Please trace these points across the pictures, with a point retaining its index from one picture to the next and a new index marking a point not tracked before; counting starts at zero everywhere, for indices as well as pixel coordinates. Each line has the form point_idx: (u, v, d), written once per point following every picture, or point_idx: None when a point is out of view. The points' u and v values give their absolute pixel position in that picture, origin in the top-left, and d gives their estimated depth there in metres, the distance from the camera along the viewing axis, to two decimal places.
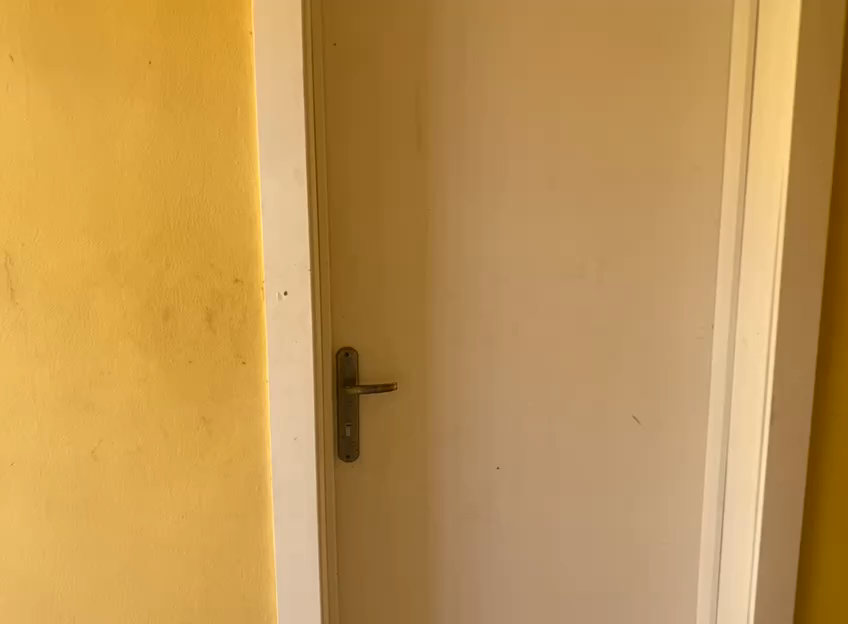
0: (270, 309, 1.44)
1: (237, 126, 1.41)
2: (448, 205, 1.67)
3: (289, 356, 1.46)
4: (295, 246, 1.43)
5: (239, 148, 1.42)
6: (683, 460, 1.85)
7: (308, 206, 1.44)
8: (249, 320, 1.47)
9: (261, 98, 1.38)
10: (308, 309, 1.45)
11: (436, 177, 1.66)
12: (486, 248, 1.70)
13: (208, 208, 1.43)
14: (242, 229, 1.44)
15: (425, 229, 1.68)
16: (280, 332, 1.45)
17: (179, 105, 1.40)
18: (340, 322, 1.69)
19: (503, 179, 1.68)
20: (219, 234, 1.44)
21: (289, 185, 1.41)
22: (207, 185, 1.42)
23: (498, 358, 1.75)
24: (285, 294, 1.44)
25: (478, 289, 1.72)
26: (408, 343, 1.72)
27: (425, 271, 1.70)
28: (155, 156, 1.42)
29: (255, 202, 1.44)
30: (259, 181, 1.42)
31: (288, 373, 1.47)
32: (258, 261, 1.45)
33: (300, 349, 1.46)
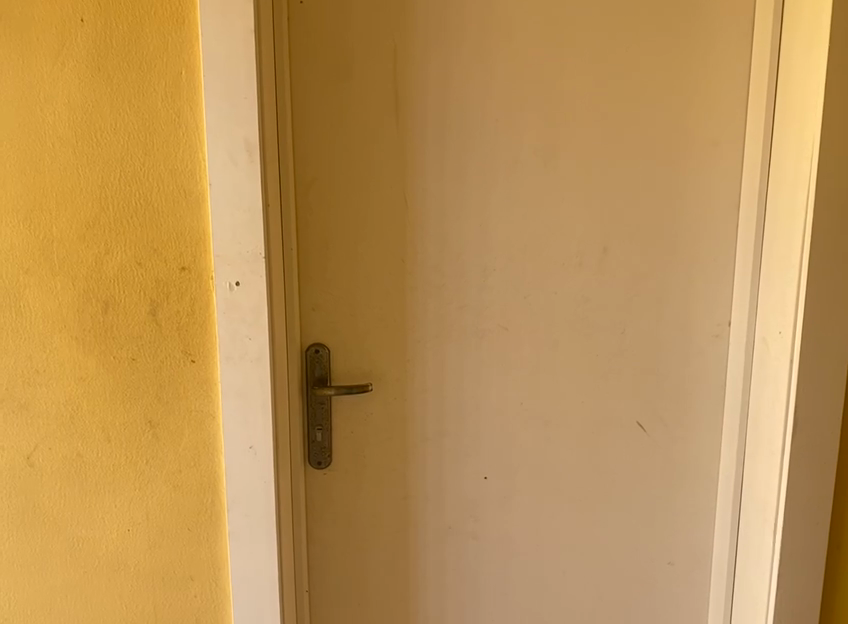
0: (220, 301, 1.28)
1: (181, 93, 1.24)
2: (429, 185, 1.49)
3: (241, 354, 1.30)
4: (248, 230, 1.26)
5: (184, 119, 1.25)
6: (693, 471, 1.66)
7: (263, 185, 1.27)
8: (198, 313, 1.31)
9: (207, 61, 1.21)
10: (263, 302, 1.28)
11: (416, 154, 1.48)
12: (472, 233, 1.52)
13: (151, 187, 1.27)
14: (188, 211, 1.28)
15: (404, 212, 1.50)
16: (232, 327, 1.29)
17: (116, 70, 1.24)
18: (309, 316, 1.52)
19: (491, 156, 1.49)
20: (164, 216, 1.28)
21: (240, 160, 1.24)
22: (150, 161, 1.26)
23: (486, 356, 1.57)
24: (236, 284, 1.28)
25: (463, 279, 1.53)
26: (385, 340, 1.55)
27: (404, 259, 1.51)
28: (91, 127, 1.25)
29: (203, 180, 1.27)
30: (206, 156, 1.25)
31: (242, 373, 1.31)
32: (206, 247, 1.29)
33: (255, 346, 1.30)
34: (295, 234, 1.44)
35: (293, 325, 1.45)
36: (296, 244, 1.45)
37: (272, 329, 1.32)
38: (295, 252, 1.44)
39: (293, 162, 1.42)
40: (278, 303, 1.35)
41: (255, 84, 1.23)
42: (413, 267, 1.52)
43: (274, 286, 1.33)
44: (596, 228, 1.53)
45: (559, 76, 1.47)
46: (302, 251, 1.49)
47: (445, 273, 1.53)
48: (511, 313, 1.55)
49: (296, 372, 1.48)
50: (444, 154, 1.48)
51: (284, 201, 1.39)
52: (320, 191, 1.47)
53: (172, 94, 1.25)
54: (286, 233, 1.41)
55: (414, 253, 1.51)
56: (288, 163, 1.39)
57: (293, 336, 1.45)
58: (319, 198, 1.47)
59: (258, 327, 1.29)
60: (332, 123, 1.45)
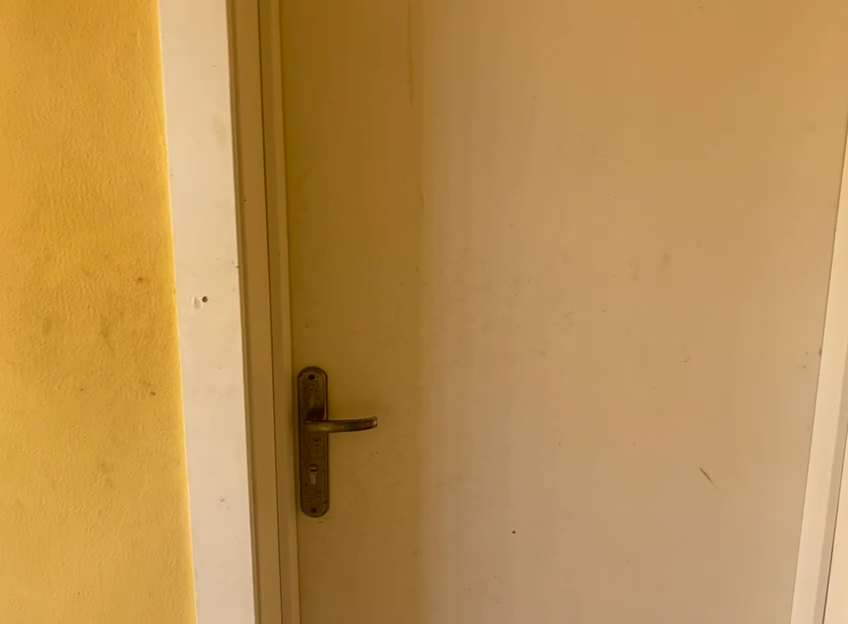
0: (185, 321, 1.04)
1: (136, 60, 0.99)
2: (448, 177, 1.21)
3: (211, 386, 1.05)
4: (216, 235, 1.01)
5: (139, 93, 1.00)
6: (769, 529, 1.37)
7: (237, 177, 1.01)
8: (159, 335, 1.06)
9: (166, 18, 0.95)
10: (235, 322, 1.03)
11: (433, 139, 1.20)
12: (501, 236, 1.23)
13: (100, 178, 1.02)
14: (145, 209, 1.03)
15: (416, 210, 1.22)
16: (199, 353, 1.04)
17: (56, 30, 0.98)
18: (302, 334, 1.26)
19: (526, 142, 1.20)
20: (116, 214, 1.03)
21: (208, 146, 0.98)
22: (98, 146, 1.01)
23: (516, 386, 1.28)
24: (203, 300, 1.03)
25: (488, 292, 1.25)
26: (393, 365, 1.27)
27: (417, 267, 1.24)
28: (26, 103, 1.00)
29: (163, 170, 1.02)
30: (166, 139, 1.00)
31: (211, 409, 1.06)
32: (167, 254, 1.04)
33: (225, 377, 1.05)
34: (283, 236, 1.19)
35: (279, 347, 1.19)
36: (285, 248, 1.20)
37: (249, 356, 1.07)
38: (283, 259, 1.19)
39: (281, 148, 1.16)
40: (257, 323, 1.10)
41: (226, 46, 0.96)
42: (427, 278, 1.24)
43: (254, 302, 1.07)
44: (655, 233, 1.24)
45: (612, 43, 1.17)
46: (293, 256, 1.23)
47: (466, 285, 1.24)
48: (547, 335, 1.27)
49: (284, 404, 1.22)
50: (467, 139, 1.20)
51: (267, 195, 1.13)
52: (317, 184, 1.21)
53: (123, 61, 0.99)
54: (271, 234, 1.15)
55: (428, 260, 1.24)
56: (276, 148, 1.13)
57: (281, 359, 1.20)
58: (315, 193, 1.21)
59: (230, 354, 1.04)
60: (331, 100, 1.18)
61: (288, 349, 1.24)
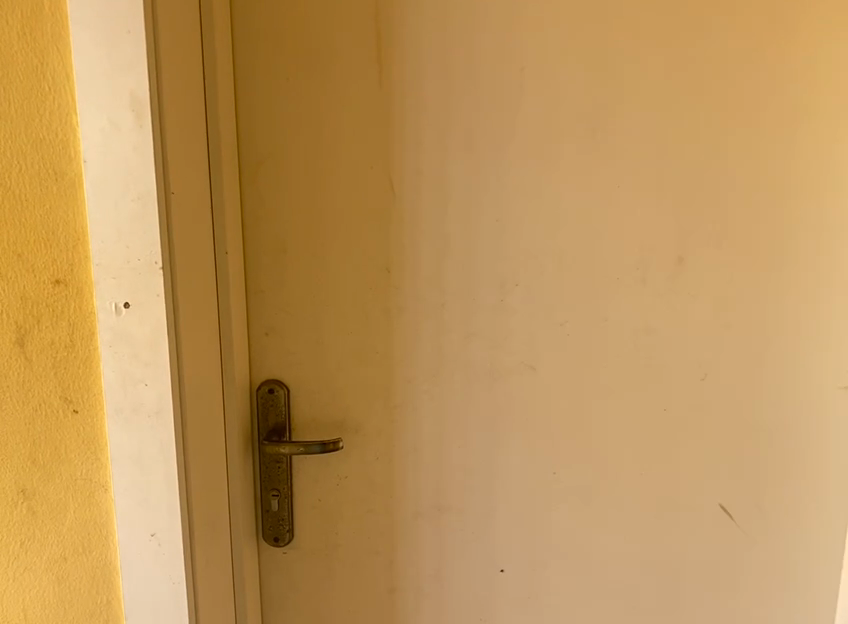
0: (105, 330, 0.90)
1: (43, 27, 0.85)
2: (423, 164, 1.04)
3: (135, 406, 0.91)
4: (137, 233, 0.87)
5: (49, 66, 0.86)
6: (804, 575, 1.17)
7: (161, 164, 0.86)
8: (80, 345, 0.93)
9: None
10: (161, 333, 0.89)
11: (405, 120, 1.03)
12: (484, 233, 1.06)
13: (9, 165, 0.89)
14: (60, 202, 0.89)
15: (387, 203, 1.06)
16: (122, 367, 0.90)
17: None
18: (260, 342, 1.12)
19: (513, 123, 1.02)
20: (27, 207, 0.89)
21: (124, 128, 0.84)
22: (6, 127, 0.88)
23: (503, 405, 1.11)
24: (125, 306, 0.89)
25: (470, 297, 1.08)
26: (362, 379, 1.12)
27: (388, 269, 1.08)
28: None
29: (78, 156, 0.88)
30: (79, 120, 0.85)
31: (137, 432, 0.92)
32: (86, 253, 0.90)
33: (152, 395, 0.91)
34: (233, 232, 1.04)
35: (229, 358, 1.05)
36: (236, 245, 1.05)
37: (181, 373, 0.92)
38: (233, 257, 1.04)
39: (229, 131, 1.01)
40: (194, 333, 0.95)
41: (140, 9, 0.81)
42: (400, 280, 1.08)
43: (188, 310, 0.93)
44: (668, 229, 1.05)
45: (615, 4, 0.98)
46: (249, 254, 1.09)
47: (444, 288, 1.08)
48: (539, 347, 1.09)
49: (236, 424, 1.07)
50: (444, 120, 1.03)
51: (210, 186, 0.99)
52: (274, 173, 1.06)
53: (30, 29, 0.85)
54: (216, 231, 1.00)
55: (400, 260, 1.08)
56: (221, 131, 0.98)
57: (231, 372, 1.05)
58: (271, 183, 1.06)
59: (156, 370, 0.90)
60: (287, 76, 1.03)
61: (242, 360, 1.09)
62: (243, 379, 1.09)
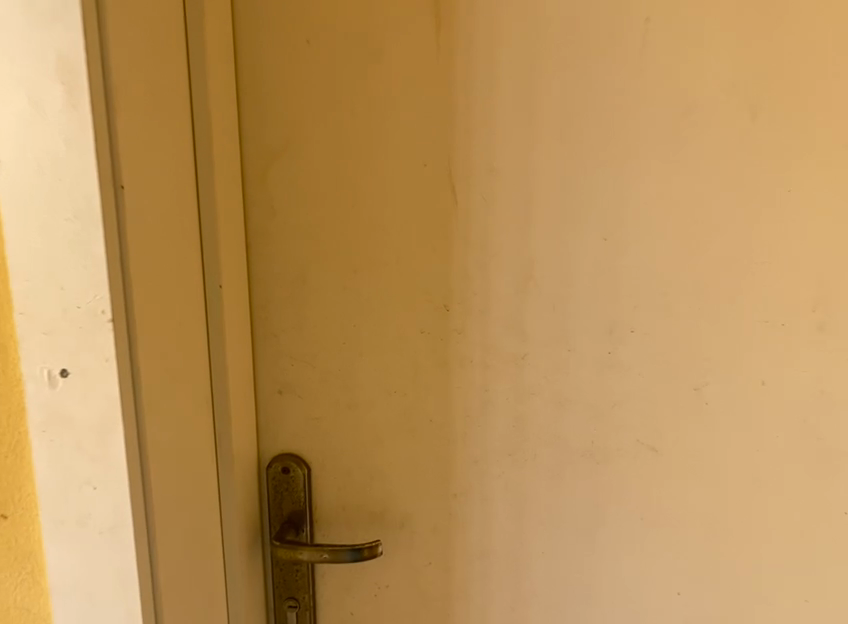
0: (35, 408, 0.61)
1: None
2: (496, 161, 0.73)
3: (80, 518, 0.63)
4: (76, 268, 0.57)
5: None
6: None
7: (110, 164, 0.57)
8: (4, 427, 0.64)
9: None
10: (113, 416, 0.60)
11: (474, 98, 0.72)
12: (584, 259, 0.74)
13: None
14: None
15: (445, 216, 0.75)
16: (59, 463, 0.62)
17: None
18: (272, 405, 0.82)
19: (630, 99, 0.70)
20: None
21: (50, 109, 0.55)
22: None
23: (609, 498, 0.79)
24: (61, 374, 0.60)
25: (564, 348, 0.76)
26: (410, 457, 0.81)
27: (446, 307, 0.77)
28: None
29: None
30: None
31: (84, 555, 0.63)
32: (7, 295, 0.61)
33: (103, 505, 0.62)
34: (231, 256, 0.75)
35: (224, 431, 0.76)
36: (237, 275, 0.76)
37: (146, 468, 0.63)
38: (232, 292, 0.75)
39: (223, 116, 0.72)
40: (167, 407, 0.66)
41: None
42: (462, 324, 0.77)
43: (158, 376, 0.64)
44: None
45: None
46: (255, 285, 0.79)
47: (526, 336, 0.76)
48: (663, 421, 0.76)
49: (240, 518, 0.79)
50: (526, 96, 0.71)
51: (195, 193, 0.70)
52: (288, 173, 0.76)
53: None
54: (204, 255, 0.72)
55: (463, 296, 0.76)
56: (210, 116, 0.70)
57: (228, 449, 0.76)
58: (284, 188, 0.77)
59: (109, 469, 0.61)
60: (307, 37, 0.73)
61: (246, 431, 0.80)
62: (246, 456, 0.80)
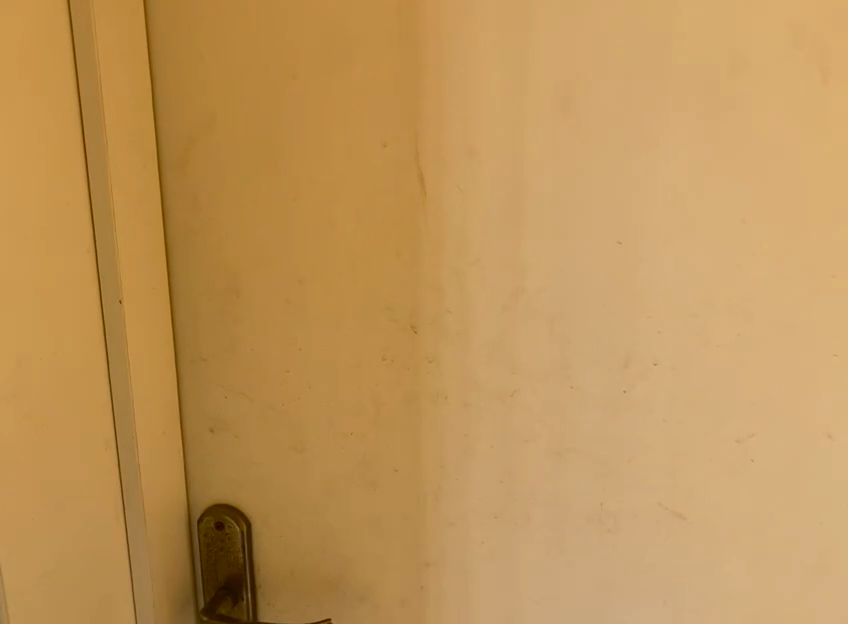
0: None
1: None
2: (476, 140, 0.55)
3: None
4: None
5: None
6: None
7: None
8: None
9: None
10: None
11: (445, 56, 0.55)
12: (591, 270, 0.56)
13: None
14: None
15: (411, 212, 0.58)
16: None
17: None
18: (204, 444, 0.67)
19: (654, 54, 0.52)
20: None
21: None
22: None
23: (622, 576, 0.62)
24: None
25: (565, 384, 0.58)
26: (371, 514, 0.65)
27: (414, 329, 0.60)
28: None
29: None
30: None
31: None
32: None
33: None
34: (141, 263, 0.59)
35: (130, 481, 0.61)
36: (151, 286, 0.61)
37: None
38: (141, 307, 0.59)
39: (123, 83, 0.56)
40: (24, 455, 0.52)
41: None
42: (434, 350, 0.60)
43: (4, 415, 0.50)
44: None
45: None
46: (179, 297, 0.64)
47: (515, 367, 0.59)
48: (694, 481, 0.58)
49: (159, 588, 0.64)
50: (515, 53, 0.53)
51: (82, 184, 0.55)
52: (214, 157, 0.60)
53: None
54: (98, 263, 0.57)
55: (435, 315, 0.59)
56: (99, 82, 0.54)
57: (137, 504, 0.61)
58: (210, 175, 0.61)
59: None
60: None
61: (168, 477, 0.65)
62: (168, 509, 0.65)
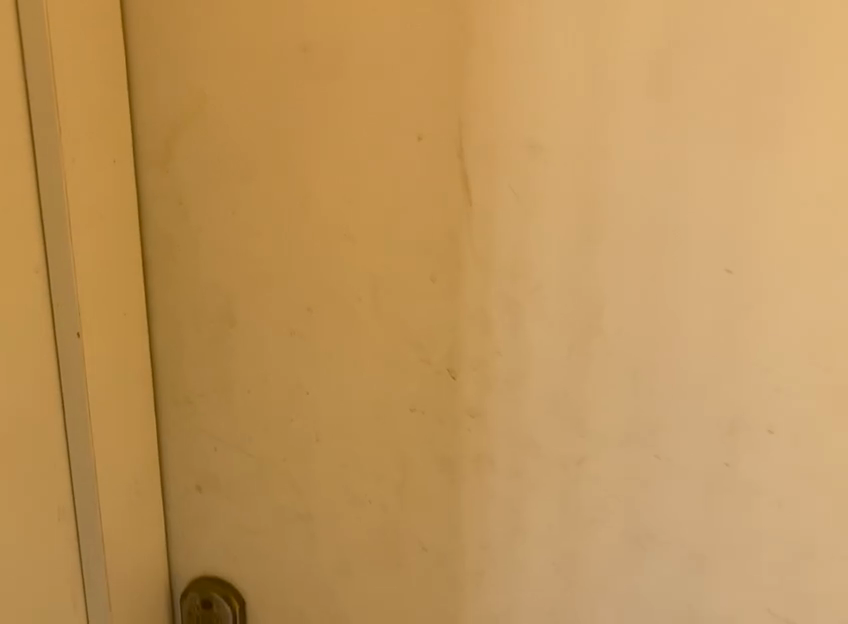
0: None
1: None
2: (540, 131, 0.42)
3: None
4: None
5: None
6: None
7: None
8: None
9: None
10: None
11: (503, 23, 0.41)
12: (687, 307, 0.43)
13: None
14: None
15: (452, 225, 0.45)
16: None
17: None
18: (189, 506, 0.54)
19: (792, 14, 0.38)
20: None
21: None
22: None
23: None
24: None
25: (647, 452, 0.45)
26: (393, 600, 0.52)
27: (453, 374, 0.47)
28: None
29: None
30: None
31: None
32: None
33: None
34: (107, 286, 0.47)
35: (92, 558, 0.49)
36: (121, 313, 0.48)
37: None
38: (107, 342, 0.47)
39: (85, 53, 0.43)
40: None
41: None
42: (478, 402, 0.47)
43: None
44: None
45: None
46: (161, 324, 0.51)
47: (584, 428, 0.46)
48: (822, 584, 0.44)
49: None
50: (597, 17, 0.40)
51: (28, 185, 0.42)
52: (202, 151, 0.48)
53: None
54: (52, 286, 0.44)
55: (480, 357, 0.46)
56: (51, 46, 0.41)
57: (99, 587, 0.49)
58: (198, 173, 0.48)
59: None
60: None
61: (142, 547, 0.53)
62: (141, 585, 0.53)
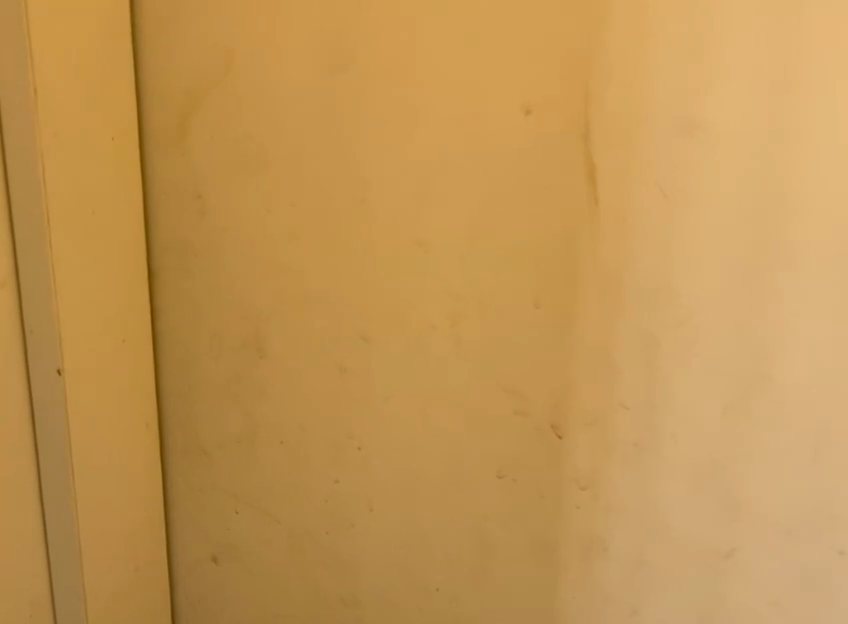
0: None
1: None
2: (695, 109, 0.31)
3: None
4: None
5: None
6: None
7: None
8: None
9: None
10: None
11: None
12: None
13: None
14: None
15: (567, 235, 0.33)
16: None
17: None
18: (204, 586, 0.43)
19: None
20: None
21: None
22: None
23: None
24: None
25: (827, 546, 0.33)
26: None
27: (558, 434, 0.35)
28: None
29: None
30: None
31: None
32: None
33: None
34: (102, 310, 0.35)
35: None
36: (119, 347, 0.36)
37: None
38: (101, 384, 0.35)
39: None
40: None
41: None
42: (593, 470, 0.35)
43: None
44: None
45: None
46: (171, 353, 0.40)
47: (739, 509, 0.34)
48: None
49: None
50: None
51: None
52: (229, 132, 0.36)
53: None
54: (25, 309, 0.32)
55: (597, 412, 0.34)
56: None
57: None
58: (222, 158, 0.36)
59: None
60: None
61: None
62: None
